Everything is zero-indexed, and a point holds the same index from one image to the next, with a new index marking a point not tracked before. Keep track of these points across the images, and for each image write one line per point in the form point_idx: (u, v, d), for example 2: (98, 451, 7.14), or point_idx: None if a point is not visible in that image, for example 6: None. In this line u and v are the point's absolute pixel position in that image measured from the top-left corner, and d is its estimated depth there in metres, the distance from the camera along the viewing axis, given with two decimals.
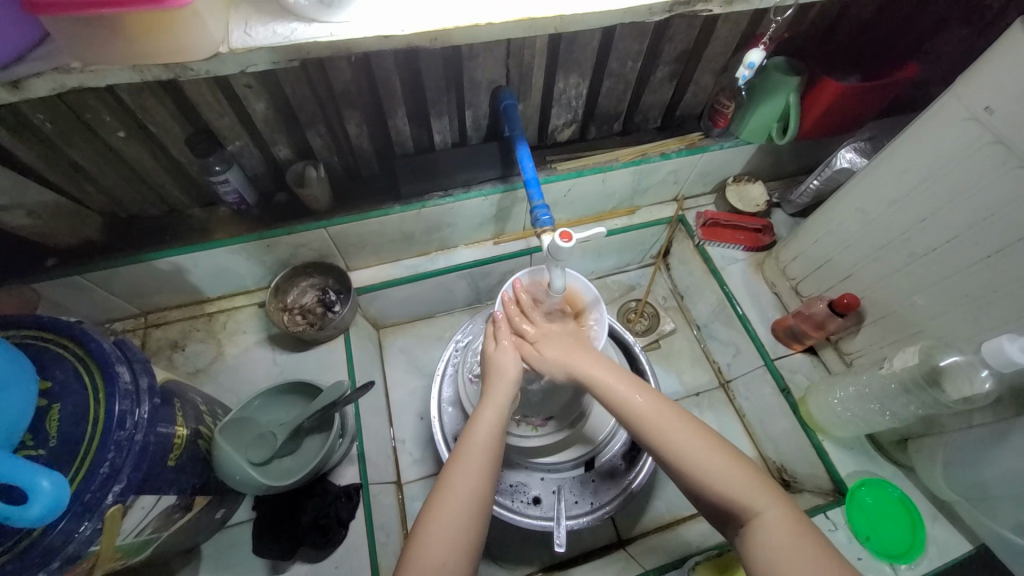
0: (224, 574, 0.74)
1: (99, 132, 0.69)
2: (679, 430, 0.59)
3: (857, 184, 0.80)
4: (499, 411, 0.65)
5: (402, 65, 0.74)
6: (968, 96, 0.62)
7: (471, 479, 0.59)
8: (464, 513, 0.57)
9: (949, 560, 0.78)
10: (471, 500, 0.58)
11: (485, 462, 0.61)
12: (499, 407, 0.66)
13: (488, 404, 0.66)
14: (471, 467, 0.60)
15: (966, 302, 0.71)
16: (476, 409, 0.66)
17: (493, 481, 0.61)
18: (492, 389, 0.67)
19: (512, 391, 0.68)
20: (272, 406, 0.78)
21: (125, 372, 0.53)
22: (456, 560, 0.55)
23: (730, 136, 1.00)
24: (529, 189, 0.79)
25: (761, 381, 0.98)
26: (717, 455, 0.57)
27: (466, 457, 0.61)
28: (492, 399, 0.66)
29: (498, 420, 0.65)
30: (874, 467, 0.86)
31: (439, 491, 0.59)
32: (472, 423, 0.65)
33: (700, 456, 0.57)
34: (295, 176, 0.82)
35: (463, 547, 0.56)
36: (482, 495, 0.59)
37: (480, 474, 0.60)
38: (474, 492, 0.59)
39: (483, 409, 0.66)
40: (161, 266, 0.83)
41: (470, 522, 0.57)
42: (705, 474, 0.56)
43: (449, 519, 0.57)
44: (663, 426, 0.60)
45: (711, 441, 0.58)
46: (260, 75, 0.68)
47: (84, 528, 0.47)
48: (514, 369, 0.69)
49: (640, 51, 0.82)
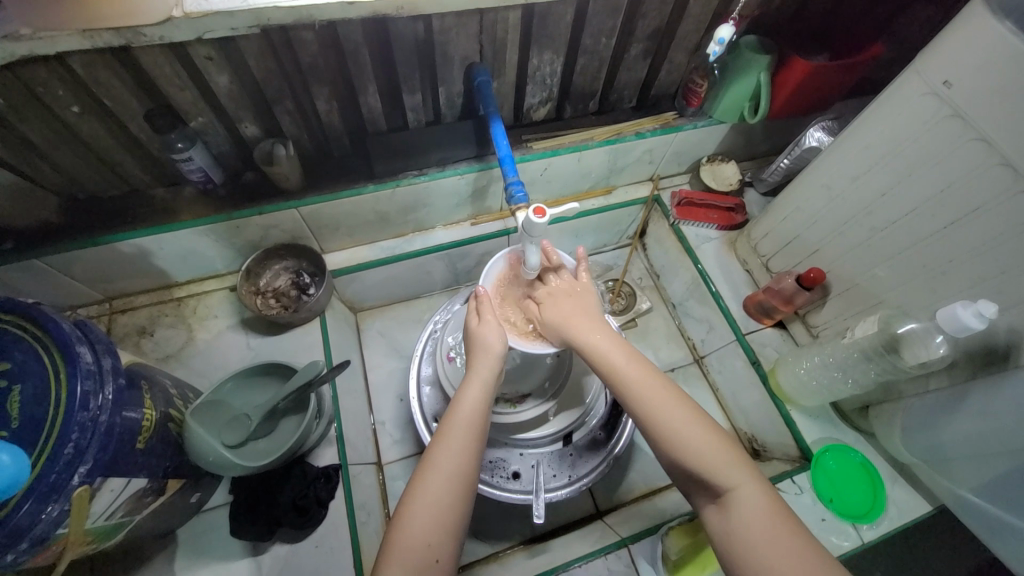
0: (201, 558, 0.73)
1: (52, 107, 0.65)
2: (664, 408, 0.59)
3: (823, 161, 0.82)
4: (483, 388, 0.66)
5: (371, 39, 0.72)
6: (928, 70, 0.64)
7: (454, 458, 0.59)
8: (448, 491, 0.58)
9: (908, 519, 0.82)
10: (455, 479, 0.59)
11: (468, 439, 0.61)
12: (484, 384, 0.66)
13: (472, 381, 0.66)
14: (455, 444, 0.61)
15: (925, 272, 0.74)
16: (459, 387, 0.66)
17: (477, 460, 0.61)
18: (475, 366, 0.68)
19: (495, 368, 0.67)
20: (245, 389, 0.77)
21: (87, 353, 0.52)
22: (439, 540, 0.55)
23: (704, 116, 1.01)
24: (503, 166, 0.79)
25: (732, 355, 1.01)
26: (698, 432, 0.57)
27: (449, 435, 0.61)
28: (476, 375, 0.66)
29: (483, 396, 0.65)
30: (838, 434, 0.91)
31: (422, 471, 0.59)
32: (456, 401, 0.65)
33: (683, 436, 0.57)
34: (264, 154, 0.80)
35: (447, 527, 0.56)
36: (466, 473, 0.60)
37: (464, 451, 0.60)
38: (459, 470, 0.59)
39: (466, 388, 0.65)
40: (124, 248, 0.80)
41: (453, 502, 0.57)
42: (686, 452, 0.57)
43: (431, 499, 0.57)
44: (646, 404, 0.60)
45: (697, 421, 0.58)
46: (220, 47, 0.65)
47: (51, 509, 0.47)
48: (501, 343, 0.69)
49: (613, 28, 0.82)
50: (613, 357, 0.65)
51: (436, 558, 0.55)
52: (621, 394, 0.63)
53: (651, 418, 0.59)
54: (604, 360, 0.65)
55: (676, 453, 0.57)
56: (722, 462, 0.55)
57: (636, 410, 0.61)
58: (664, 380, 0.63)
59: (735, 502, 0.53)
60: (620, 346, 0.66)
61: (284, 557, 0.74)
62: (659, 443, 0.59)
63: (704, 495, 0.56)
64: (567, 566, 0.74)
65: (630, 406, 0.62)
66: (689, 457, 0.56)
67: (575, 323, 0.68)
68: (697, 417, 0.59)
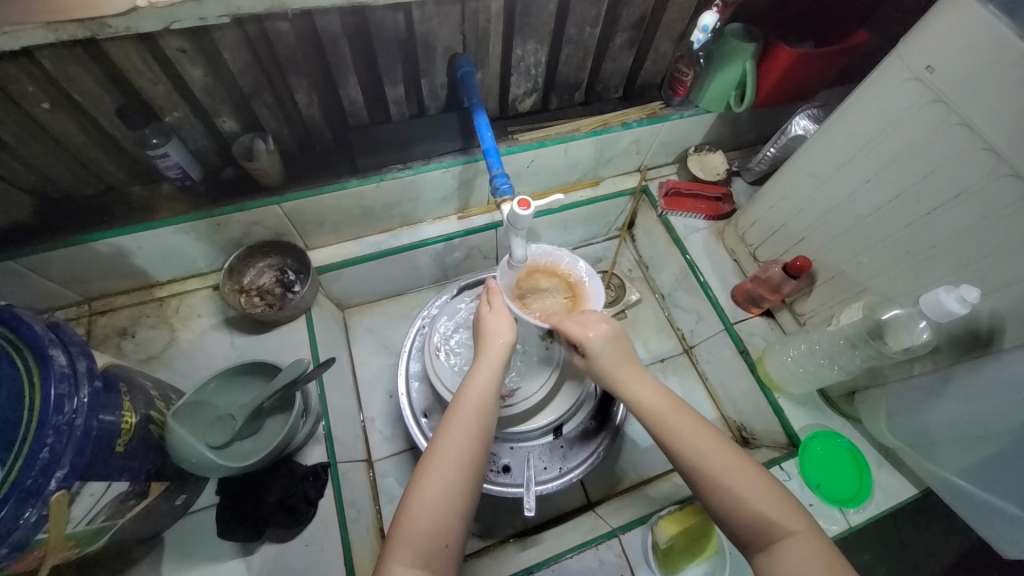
0: (188, 561, 0.72)
1: (20, 103, 0.63)
2: (709, 449, 0.57)
3: (809, 148, 0.81)
4: (491, 376, 0.65)
5: (351, 30, 0.71)
6: (910, 56, 0.64)
7: (463, 442, 0.58)
8: (457, 477, 0.56)
9: (895, 502, 0.84)
10: (463, 465, 0.57)
11: (476, 426, 0.60)
12: (492, 370, 0.65)
13: (481, 369, 0.66)
14: (464, 429, 0.59)
15: (908, 259, 0.74)
16: (467, 373, 0.66)
17: (486, 446, 0.60)
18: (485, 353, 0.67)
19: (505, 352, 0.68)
20: (228, 389, 0.76)
21: (60, 356, 0.50)
22: (450, 526, 0.54)
23: (690, 105, 1.00)
24: (488, 158, 0.78)
25: (721, 345, 1.01)
26: (746, 475, 0.56)
27: (459, 422, 0.60)
28: (484, 363, 0.66)
29: (490, 384, 0.64)
30: (825, 420, 0.92)
31: (429, 459, 0.57)
32: (464, 388, 0.64)
33: (728, 475, 0.56)
34: (243, 149, 0.79)
35: (455, 511, 0.55)
36: (475, 457, 0.58)
37: (473, 437, 0.59)
38: (468, 457, 0.58)
39: (475, 373, 0.65)
40: (101, 248, 0.78)
41: (464, 488, 0.56)
42: (731, 495, 0.55)
43: (441, 482, 0.55)
44: (688, 444, 0.58)
45: (743, 462, 0.57)
46: (194, 39, 0.64)
47: (28, 515, 0.45)
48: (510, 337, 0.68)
49: (597, 16, 0.81)
50: (653, 400, 0.63)
51: (445, 542, 0.53)
52: (659, 436, 0.61)
53: (692, 460, 0.57)
54: (646, 407, 0.62)
55: (723, 498, 0.55)
56: (776, 508, 0.53)
57: (674, 451, 0.59)
58: (703, 422, 0.61)
59: (786, 548, 0.51)
60: (655, 387, 0.64)
61: (274, 556, 0.73)
62: (700, 486, 0.57)
63: (750, 539, 0.54)
64: (558, 559, 0.75)
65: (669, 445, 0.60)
66: (738, 502, 0.54)
67: (616, 369, 0.66)
68: (743, 457, 0.57)
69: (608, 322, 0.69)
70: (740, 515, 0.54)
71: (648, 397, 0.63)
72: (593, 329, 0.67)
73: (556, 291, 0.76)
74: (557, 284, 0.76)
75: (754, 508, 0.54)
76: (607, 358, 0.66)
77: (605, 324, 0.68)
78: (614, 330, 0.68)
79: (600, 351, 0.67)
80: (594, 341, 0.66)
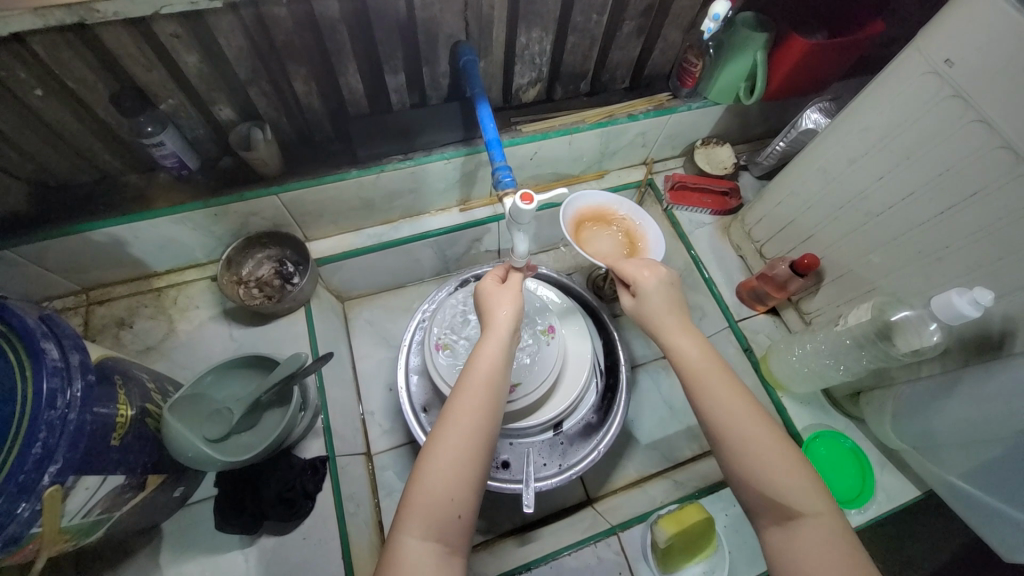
0: (187, 552, 0.72)
1: (11, 90, 0.62)
2: (744, 424, 0.56)
3: (820, 144, 0.79)
4: (500, 347, 0.62)
5: (350, 16, 0.69)
6: (930, 48, 0.61)
7: (476, 412, 0.57)
8: (467, 447, 0.55)
9: (897, 505, 0.83)
10: (471, 435, 0.55)
11: (487, 398, 0.58)
12: (501, 339, 0.63)
13: (490, 339, 0.63)
14: (473, 400, 0.57)
15: (919, 258, 0.72)
16: (476, 342, 0.63)
17: (496, 413, 0.58)
18: (493, 322, 0.65)
19: (513, 321, 0.65)
20: (226, 382, 0.75)
21: (53, 349, 0.50)
22: (463, 496, 0.53)
23: (698, 97, 0.98)
24: (490, 150, 0.76)
25: (723, 342, 0.99)
26: (775, 454, 0.54)
27: (468, 392, 0.58)
28: (493, 334, 0.63)
29: (499, 355, 0.62)
30: (828, 420, 0.91)
31: (442, 425, 0.56)
32: (472, 358, 0.61)
33: (766, 455, 0.54)
34: (241, 139, 0.77)
35: (467, 482, 0.54)
36: (487, 427, 0.57)
37: (482, 409, 0.57)
38: (477, 427, 0.56)
39: (485, 342, 0.63)
40: (98, 238, 0.77)
41: (475, 458, 0.55)
42: (757, 469, 0.54)
43: (454, 450, 0.54)
44: (722, 415, 0.56)
45: (776, 441, 0.55)
46: (188, 24, 0.62)
47: (22, 510, 0.45)
48: (509, 320, 0.65)
49: (604, 3, 0.78)
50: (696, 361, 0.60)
51: (457, 514, 0.52)
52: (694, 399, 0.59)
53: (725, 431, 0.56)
54: (687, 367, 0.60)
55: (750, 474, 0.54)
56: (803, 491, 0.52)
57: (706, 414, 0.58)
58: (742, 395, 0.58)
59: (802, 530, 0.51)
60: (700, 347, 0.61)
61: (271, 549, 0.73)
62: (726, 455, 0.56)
63: (765, 512, 0.53)
64: (556, 555, 0.74)
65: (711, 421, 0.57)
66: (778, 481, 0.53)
67: (666, 322, 0.63)
68: (778, 438, 0.55)
69: (667, 270, 0.68)
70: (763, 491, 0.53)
71: (691, 357, 0.61)
72: (648, 271, 0.66)
73: (616, 237, 0.78)
74: (617, 233, 0.79)
75: (777, 488, 0.52)
76: (659, 303, 0.64)
77: (661, 270, 0.67)
78: (672, 279, 0.67)
79: (654, 293, 0.65)
80: (647, 283, 0.65)
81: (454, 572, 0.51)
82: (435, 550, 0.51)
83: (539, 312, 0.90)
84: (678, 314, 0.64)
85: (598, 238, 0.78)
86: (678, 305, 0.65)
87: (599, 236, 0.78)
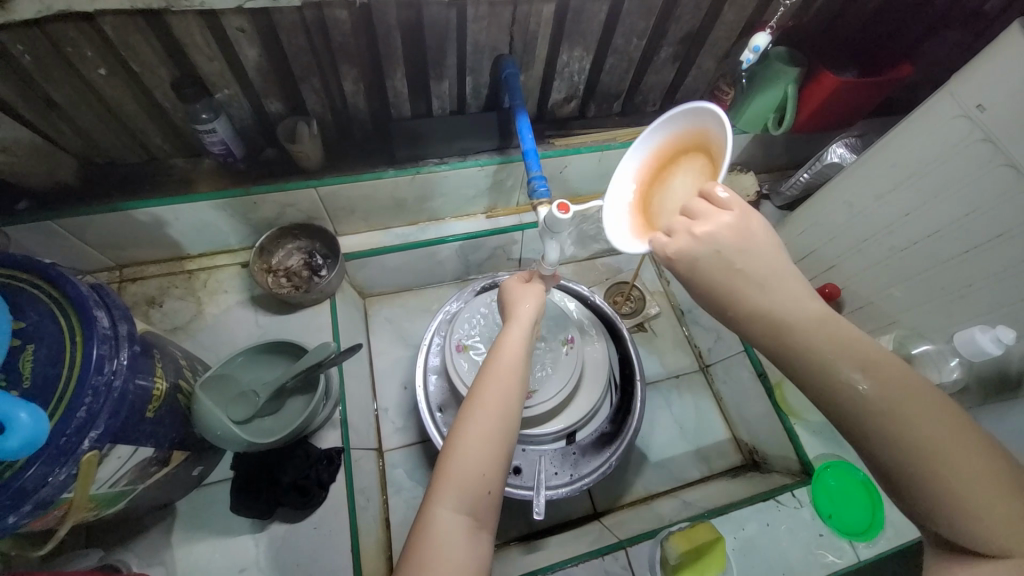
0: (199, 532, 0.73)
1: (79, 68, 0.64)
2: (927, 440, 0.38)
3: (846, 178, 0.82)
4: (524, 335, 0.64)
5: (404, 23, 0.72)
6: (962, 93, 0.63)
7: (502, 391, 0.57)
8: (499, 424, 0.55)
9: (904, 542, 0.81)
10: (503, 413, 0.56)
11: (513, 379, 0.59)
12: (524, 329, 0.65)
13: (513, 328, 0.65)
14: (501, 380, 0.58)
15: (942, 295, 0.74)
16: (499, 331, 0.64)
17: (524, 395, 0.59)
18: (515, 315, 0.66)
19: (535, 314, 0.67)
20: (253, 366, 0.77)
21: (104, 317, 0.51)
22: (492, 473, 0.53)
23: (727, 125, 1.01)
24: (527, 160, 0.78)
25: (739, 365, 1.03)
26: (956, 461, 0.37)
27: (495, 374, 0.59)
28: (518, 323, 0.65)
29: (522, 342, 0.63)
30: (840, 452, 0.91)
31: (471, 403, 0.56)
32: (497, 344, 0.63)
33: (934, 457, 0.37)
34: (287, 132, 0.80)
35: (498, 458, 0.54)
36: (513, 407, 0.57)
37: (509, 388, 0.58)
38: (506, 406, 0.57)
39: (508, 331, 0.64)
40: (140, 217, 0.79)
41: (503, 436, 0.55)
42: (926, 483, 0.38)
43: (486, 428, 0.54)
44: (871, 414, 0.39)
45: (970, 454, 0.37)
46: (253, 19, 0.65)
47: (59, 473, 0.46)
48: (532, 314, 0.67)
49: (646, 29, 0.81)
50: (844, 356, 0.41)
51: (488, 490, 0.53)
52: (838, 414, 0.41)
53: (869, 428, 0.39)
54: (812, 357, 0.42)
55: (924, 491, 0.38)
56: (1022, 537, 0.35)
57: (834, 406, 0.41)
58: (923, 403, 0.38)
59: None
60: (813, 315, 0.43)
61: (282, 537, 0.74)
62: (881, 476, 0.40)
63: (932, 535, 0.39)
64: (562, 565, 0.74)
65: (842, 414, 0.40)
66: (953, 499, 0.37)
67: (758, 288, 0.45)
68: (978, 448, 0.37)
69: (713, 225, 0.47)
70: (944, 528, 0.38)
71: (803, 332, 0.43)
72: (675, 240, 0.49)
73: (687, 168, 0.57)
74: (690, 164, 0.56)
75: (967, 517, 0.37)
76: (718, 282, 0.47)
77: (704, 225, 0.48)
78: (723, 234, 0.47)
79: (693, 266, 0.48)
80: (679, 260, 0.48)
81: (483, 549, 0.51)
82: (466, 525, 0.51)
83: (559, 321, 0.92)
84: (785, 281, 0.45)
85: (668, 190, 0.58)
86: (768, 261, 0.46)
87: (670, 185, 0.58)
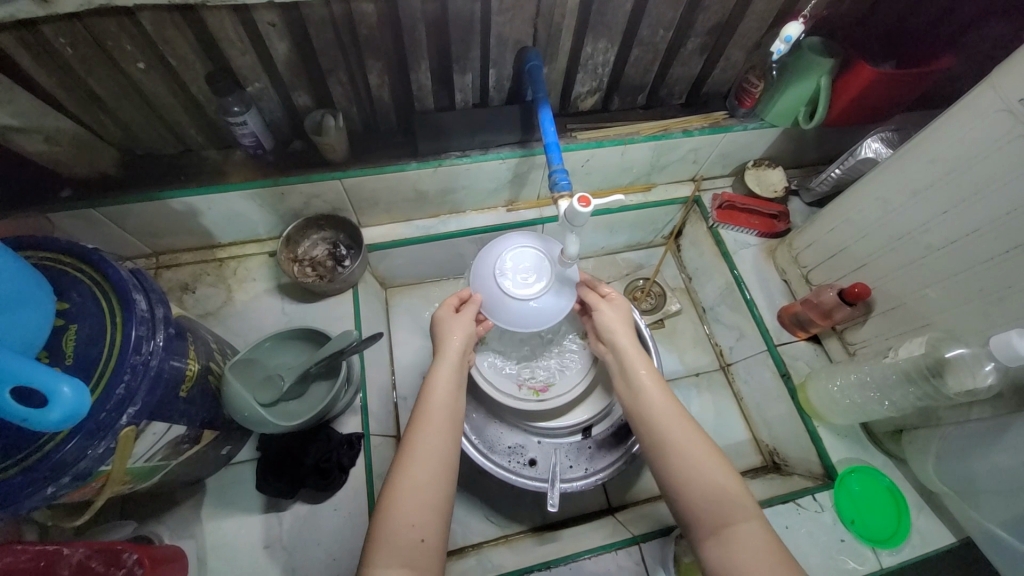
0: (225, 508, 0.76)
1: (119, 62, 0.67)
2: (687, 449, 0.62)
3: (881, 174, 0.79)
4: (452, 374, 0.68)
5: (429, 17, 0.72)
6: (1006, 87, 0.60)
7: (433, 438, 0.62)
8: (429, 470, 0.59)
9: (931, 549, 0.79)
10: (434, 460, 0.60)
11: (444, 421, 0.64)
12: (452, 367, 0.69)
13: (440, 367, 0.69)
14: (431, 427, 0.63)
15: (979, 297, 0.71)
16: (429, 370, 0.69)
17: (456, 437, 0.64)
18: (442, 352, 0.70)
19: (464, 348, 0.71)
20: (279, 350, 0.80)
21: (141, 301, 0.54)
22: (426, 522, 0.57)
23: (755, 118, 0.98)
24: (548, 153, 0.78)
25: (761, 365, 0.99)
26: (703, 462, 0.61)
27: (422, 420, 0.63)
28: (444, 361, 0.69)
29: (452, 379, 0.68)
30: (866, 456, 0.88)
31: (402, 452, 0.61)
32: (425, 386, 0.67)
33: (687, 456, 0.61)
34: (313, 124, 0.81)
35: (431, 506, 0.58)
36: (446, 452, 0.62)
37: (441, 433, 0.63)
38: (437, 454, 0.61)
39: (436, 370, 0.68)
40: (175, 206, 0.83)
41: (433, 483, 0.59)
42: (689, 476, 0.60)
43: (416, 481, 0.58)
44: (662, 431, 0.64)
45: (707, 460, 0.61)
46: (284, 13, 0.66)
47: (97, 448, 0.49)
48: (458, 349, 0.70)
49: (672, 20, 0.79)
50: (655, 399, 0.66)
51: (421, 538, 0.56)
52: (649, 425, 0.65)
53: (661, 440, 0.63)
54: (640, 394, 0.67)
55: (679, 483, 0.60)
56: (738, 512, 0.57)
57: (650, 429, 0.65)
58: (696, 424, 0.64)
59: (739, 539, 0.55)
60: (652, 376, 0.68)
61: (303, 516, 0.77)
62: (668, 480, 0.61)
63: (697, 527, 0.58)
64: (576, 558, 0.75)
65: (647, 429, 0.65)
66: (696, 484, 0.59)
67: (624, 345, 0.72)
68: (713, 459, 0.61)
69: (621, 299, 0.76)
70: (707, 514, 0.58)
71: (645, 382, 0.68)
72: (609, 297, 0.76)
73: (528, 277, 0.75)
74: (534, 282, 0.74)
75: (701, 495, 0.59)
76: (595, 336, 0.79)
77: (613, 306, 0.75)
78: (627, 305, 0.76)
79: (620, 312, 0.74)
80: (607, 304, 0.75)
81: None
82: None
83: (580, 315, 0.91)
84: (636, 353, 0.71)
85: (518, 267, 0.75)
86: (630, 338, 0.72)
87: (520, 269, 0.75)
